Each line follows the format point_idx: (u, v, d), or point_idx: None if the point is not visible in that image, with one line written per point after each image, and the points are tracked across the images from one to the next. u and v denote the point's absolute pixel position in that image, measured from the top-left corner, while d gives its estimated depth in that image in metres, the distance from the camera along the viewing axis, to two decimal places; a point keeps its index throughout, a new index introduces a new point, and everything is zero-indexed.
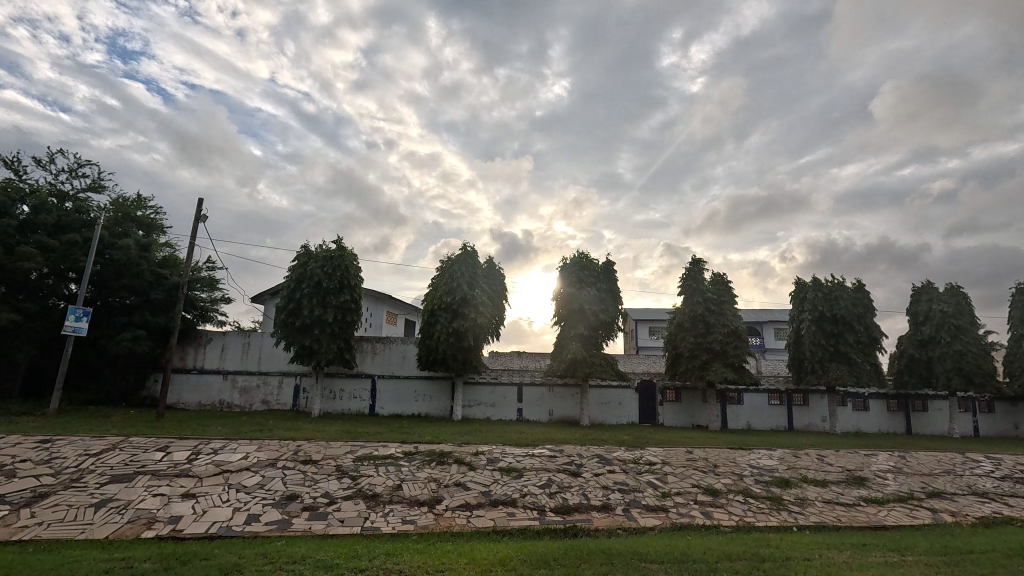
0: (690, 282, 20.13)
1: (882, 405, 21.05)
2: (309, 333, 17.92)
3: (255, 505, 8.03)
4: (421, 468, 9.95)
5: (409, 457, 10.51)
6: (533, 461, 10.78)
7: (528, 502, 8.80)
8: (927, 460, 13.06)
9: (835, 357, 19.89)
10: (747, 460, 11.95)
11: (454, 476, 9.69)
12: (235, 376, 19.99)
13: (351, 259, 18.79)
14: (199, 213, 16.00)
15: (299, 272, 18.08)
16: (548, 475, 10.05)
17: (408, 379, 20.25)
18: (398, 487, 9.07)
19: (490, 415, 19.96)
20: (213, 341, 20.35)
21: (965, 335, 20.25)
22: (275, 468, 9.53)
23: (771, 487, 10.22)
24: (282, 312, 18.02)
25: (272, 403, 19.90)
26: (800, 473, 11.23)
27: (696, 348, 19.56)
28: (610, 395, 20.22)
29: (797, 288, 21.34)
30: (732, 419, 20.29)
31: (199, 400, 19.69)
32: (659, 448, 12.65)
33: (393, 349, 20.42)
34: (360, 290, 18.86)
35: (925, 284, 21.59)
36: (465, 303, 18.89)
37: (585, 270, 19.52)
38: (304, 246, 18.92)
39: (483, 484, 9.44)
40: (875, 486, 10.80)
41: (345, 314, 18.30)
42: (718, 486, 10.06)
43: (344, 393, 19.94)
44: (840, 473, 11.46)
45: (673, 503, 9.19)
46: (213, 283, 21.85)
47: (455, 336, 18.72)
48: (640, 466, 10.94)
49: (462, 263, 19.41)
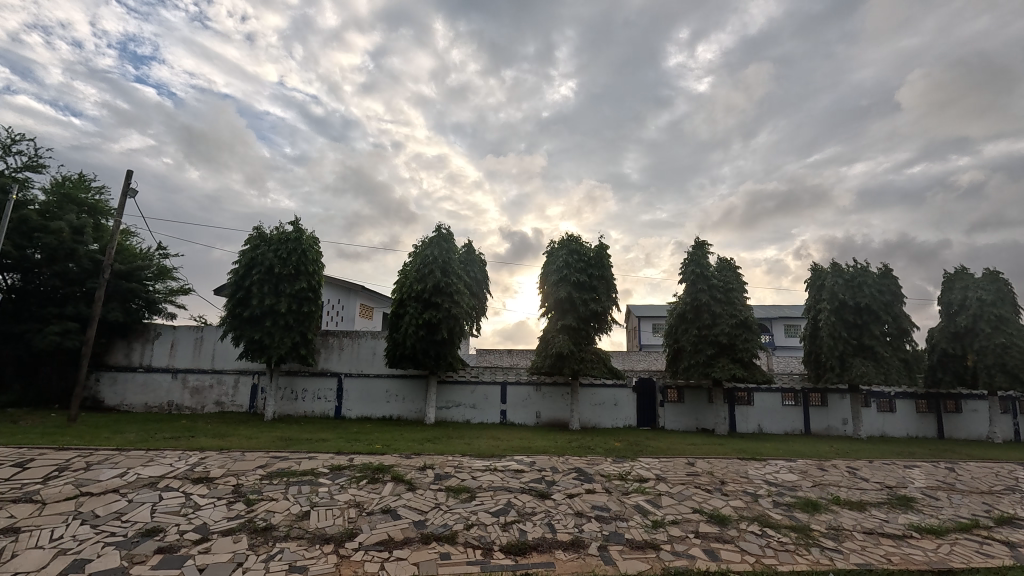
0: (694, 268, 17.80)
1: (910, 406, 18.90)
2: (259, 326, 15.89)
3: (90, 546, 5.90)
4: (345, 489, 7.77)
5: (335, 474, 8.34)
6: (493, 478, 8.58)
7: (471, 538, 6.61)
8: (980, 473, 10.76)
9: (859, 351, 17.54)
10: (761, 475, 9.69)
11: (384, 500, 7.50)
12: (186, 375, 18.00)
13: (310, 243, 16.64)
14: (126, 185, 14.14)
15: (249, 257, 15.96)
16: (507, 498, 7.84)
17: (379, 378, 18.11)
18: (304, 516, 6.90)
19: (469, 418, 17.81)
20: (162, 336, 18.27)
21: (1008, 326, 17.65)
22: (152, 490, 7.40)
23: (793, 513, 7.96)
24: (230, 301, 15.96)
25: (227, 405, 17.87)
26: (830, 493, 8.94)
27: (699, 341, 17.30)
28: (604, 395, 18.03)
29: (814, 274, 18.98)
30: (742, 422, 18.03)
31: (146, 402, 17.77)
32: (653, 460, 10.45)
33: (362, 344, 18.24)
34: (320, 277, 16.72)
35: (958, 270, 19.03)
36: (438, 292, 16.69)
37: (574, 255, 17.24)
38: (258, 227, 16.83)
39: (417, 512, 7.26)
40: (927, 510, 8.50)
41: (301, 304, 16.20)
42: (726, 512, 7.82)
43: (307, 393, 17.89)
44: (879, 492, 9.17)
45: (665, 537, 6.97)
46: (171, 273, 19.70)
47: (427, 329, 16.54)
48: (627, 484, 8.69)
49: (435, 247, 17.15)
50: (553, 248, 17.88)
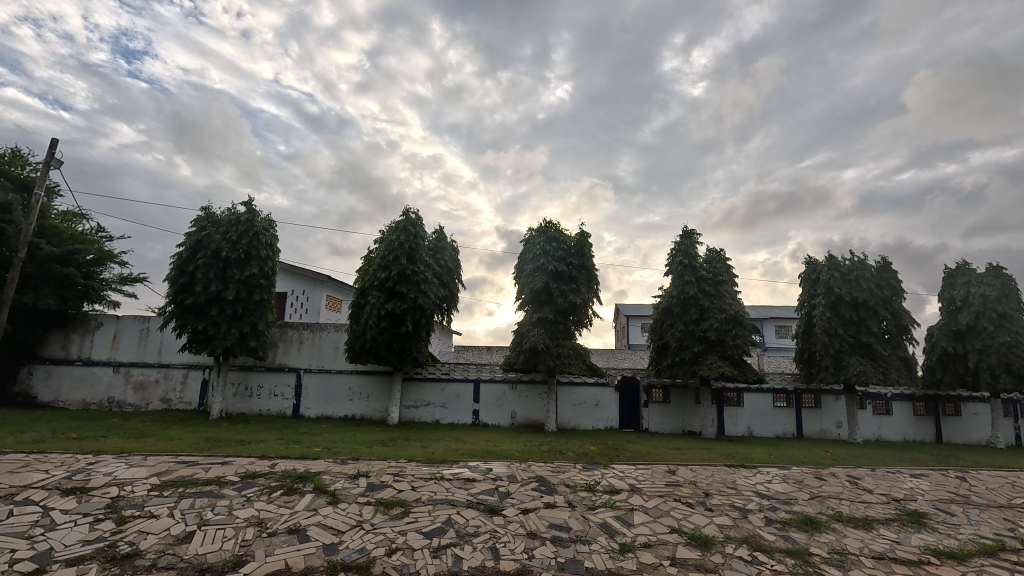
0: (681, 258, 16.54)
1: (907, 408, 17.89)
2: (204, 315, 14.45)
3: None
4: (250, 503, 6.42)
5: (245, 483, 6.95)
6: (436, 490, 7.23)
7: (391, 568, 5.26)
8: (994, 483, 9.61)
9: (856, 349, 16.39)
10: (751, 485, 8.42)
11: (294, 518, 6.14)
12: (129, 369, 16.50)
13: (264, 225, 15.18)
14: (50, 155, 12.54)
15: (194, 239, 14.45)
16: (447, 514, 6.51)
17: (341, 375, 16.69)
18: (183, 539, 5.52)
19: (438, 418, 16.48)
20: (103, 326, 16.78)
21: (1012, 324, 16.59)
22: (4, 504, 5.98)
23: (789, 533, 6.71)
24: (172, 287, 14.46)
25: (173, 402, 16.36)
26: (831, 507, 7.70)
27: (685, 337, 16.12)
28: (584, 395, 16.77)
29: (808, 267, 17.80)
30: (730, 424, 16.88)
31: (84, 397, 16.26)
32: (629, 467, 9.17)
33: (324, 338, 16.82)
34: (275, 263, 15.25)
35: (960, 265, 17.94)
36: (403, 280, 15.30)
37: (553, 242, 15.96)
38: (207, 208, 15.30)
39: (332, 532, 5.91)
40: (943, 529, 7.28)
41: (251, 291, 14.73)
42: (710, 532, 6.54)
43: (262, 390, 16.46)
44: (887, 506, 7.95)
45: (633, 565, 5.66)
46: (117, 258, 18.20)
47: (390, 320, 15.11)
48: (595, 496, 7.40)
49: (401, 231, 15.74)
50: (531, 235, 16.56)
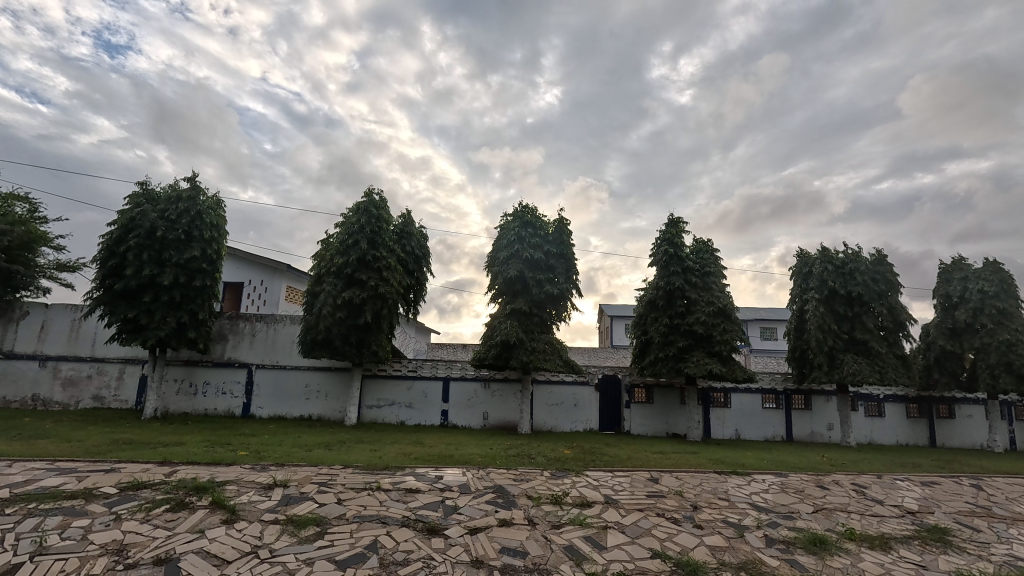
0: (667, 248, 15.40)
1: (900, 410, 16.96)
2: (137, 302, 12.94)
3: None
4: (119, 523, 5.03)
5: (122, 497, 5.54)
6: (366, 504, 5.88)
7: None
8: (1014, 492, 8.54)
9: (850, 346, 15.43)
10: (746, 496, 7.23)
11: (168, 543, 4.75)
12: (57, 364, 14.83)
13: (209, 204, 13.62)
14: None
15: (126, 217, 12.85)
16: (373, 536, 5.17)
17: (298, 371, 15.20)
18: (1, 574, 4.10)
19: (403, 419, 15.11)
20: (29, 316, 15.10)
21: (1012, 321, 15.73)
22: None
23: (795, 556, 5.49)
24: (100, 270, 12.88)
25: (107, 400, 14.74)
26: (840, 523, 6.51)
27: (670, 331, 14.99)
28: (562, 394, 15.53)
29: (799, 261, 16.80)
30: (717, 426, 15.78)
31: (4, 394, 14.55)
32: (604, 474, 7.95)
33: (279, 331, 15.32)
34: (221, 246, 13.70)
35: (956, 260, 17.05)
36: (363, 266, 13.93)
37: (529, 228, 14.72)
38: (144, 184, 13.71)
39: (212, 563, 4.53)
40: (972, 549, 6.15)
41: (192, 277, 13.20)
42: (699, 556, 5.30)
43: (207, 387, 14.91)
44: (904, 522, 6.80)
45: None
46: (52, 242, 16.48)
47: (347, 311, 13.72)
48: (562, 512, 6.11)
49: (362, 213, 14.33)
50: (506, 221, 15.26)
